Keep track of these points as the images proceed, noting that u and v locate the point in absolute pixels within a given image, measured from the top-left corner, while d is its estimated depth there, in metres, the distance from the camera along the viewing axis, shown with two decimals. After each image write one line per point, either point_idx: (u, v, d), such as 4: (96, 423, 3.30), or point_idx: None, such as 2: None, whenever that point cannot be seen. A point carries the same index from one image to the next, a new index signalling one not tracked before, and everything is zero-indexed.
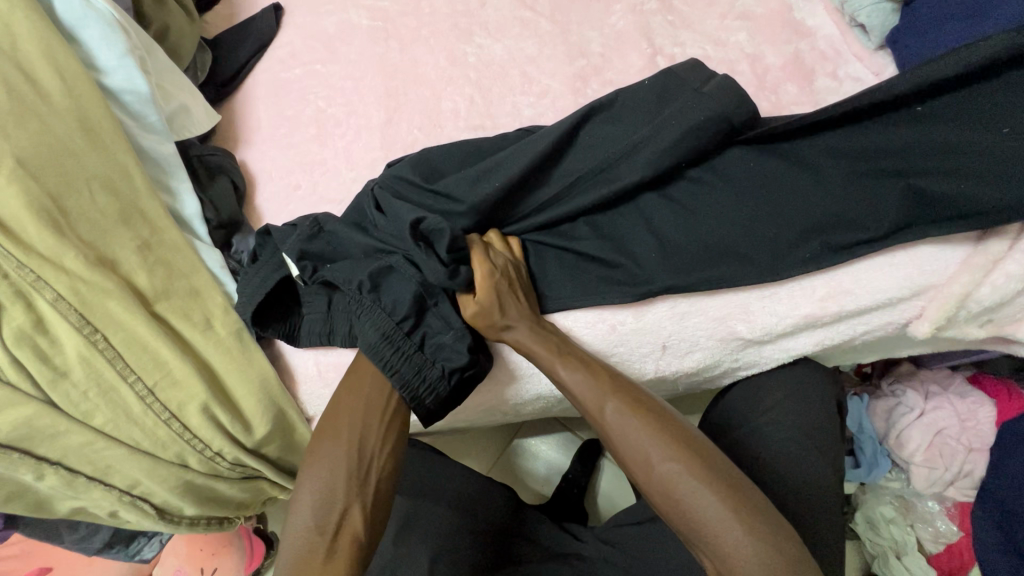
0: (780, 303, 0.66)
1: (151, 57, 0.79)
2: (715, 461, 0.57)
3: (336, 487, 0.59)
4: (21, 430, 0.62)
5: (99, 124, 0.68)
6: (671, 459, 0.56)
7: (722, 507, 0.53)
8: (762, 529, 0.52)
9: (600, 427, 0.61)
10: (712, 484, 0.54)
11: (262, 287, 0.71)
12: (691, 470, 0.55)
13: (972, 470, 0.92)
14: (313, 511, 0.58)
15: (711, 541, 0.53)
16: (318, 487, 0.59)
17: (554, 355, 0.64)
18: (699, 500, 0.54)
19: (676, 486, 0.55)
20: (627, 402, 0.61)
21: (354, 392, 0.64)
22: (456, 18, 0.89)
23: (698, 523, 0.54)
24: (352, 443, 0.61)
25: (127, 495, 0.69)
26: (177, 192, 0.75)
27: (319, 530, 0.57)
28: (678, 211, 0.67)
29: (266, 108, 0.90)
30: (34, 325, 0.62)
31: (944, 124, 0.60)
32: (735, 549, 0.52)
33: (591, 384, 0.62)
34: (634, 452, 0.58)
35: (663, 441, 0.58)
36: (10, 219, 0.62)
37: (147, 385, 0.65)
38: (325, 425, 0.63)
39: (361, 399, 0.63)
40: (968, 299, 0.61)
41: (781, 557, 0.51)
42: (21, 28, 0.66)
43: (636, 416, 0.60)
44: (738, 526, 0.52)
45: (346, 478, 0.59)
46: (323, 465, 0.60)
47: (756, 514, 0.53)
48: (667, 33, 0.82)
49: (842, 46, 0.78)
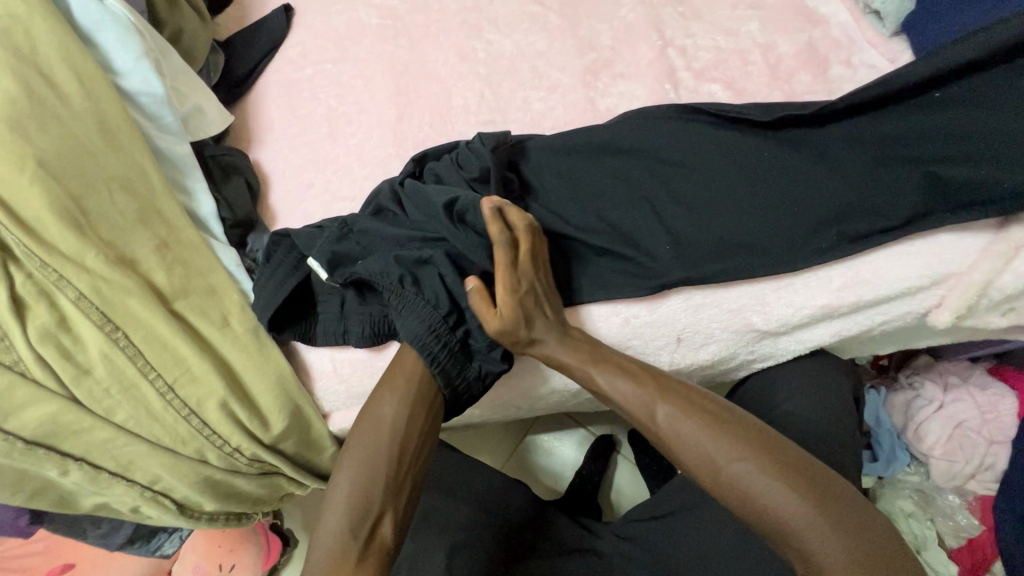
0: (796, 295, 0.65)
1: (166, 59, 0.80)
2: (783, 451, 0.54)
3: (373, 492, 0.59)
4: (45, 426, 0.63)
5: (118, 127, 0.70)
6: (737, 455, 0.54)
7: (801, 501, 0.51)
8: (843, 525, 0.50)
9: (655, 434, 0.59)
10: (783, 476, 0.52)
11: (282, 287, 0.71)
12: (761, 467, 0.53)
13: (993, 463, 0.91)
14: (349, 517, 0.57)
15: (793, 542, 0.51)
16: (352, 492, 0.59)
17: (588, 364, 0.64)
18: (770, 494, 0.52)
19: (744, 486, 0.53)
20: (678, 401, 0.59)
21: (393, 394, 0.63)
22: (466, 14, 0.90)
23: (779, 522, 0.51)
24: (395, 445, 0.61)
25: (148, 491, 0.70)
26: (194, 192, 0.77)
27: (351, 537, 0.57)
28: (692, 205, 0.66)
29: (278, 108, 0.91)
30: (58, 323, 0.63)
31: (963, 109, 0.59)
32: (821, 545, 0.49)
33: (640, 382, 0.61)
34: (695, 453, 0.56)
35: (725, 438, 0.55)
36: (32, 220, 0.63)
37: (167, 382, 0.66)
38: (364, 424, 0.63)
39: (401, 400, 0.63)
40: (989, 287, 0.60)
41: (873, 554, 0.48)
42: (41, 32, 0.67)
43: (692, 413, 0.58)
44: (818, 518, 0.50)
45: (380, 482, 0.59)
46: (358, 468, 0.60)
47: (840, 508, 0.50)
48: (678, 24, 0.81)
49: (855, 33, 0.77)
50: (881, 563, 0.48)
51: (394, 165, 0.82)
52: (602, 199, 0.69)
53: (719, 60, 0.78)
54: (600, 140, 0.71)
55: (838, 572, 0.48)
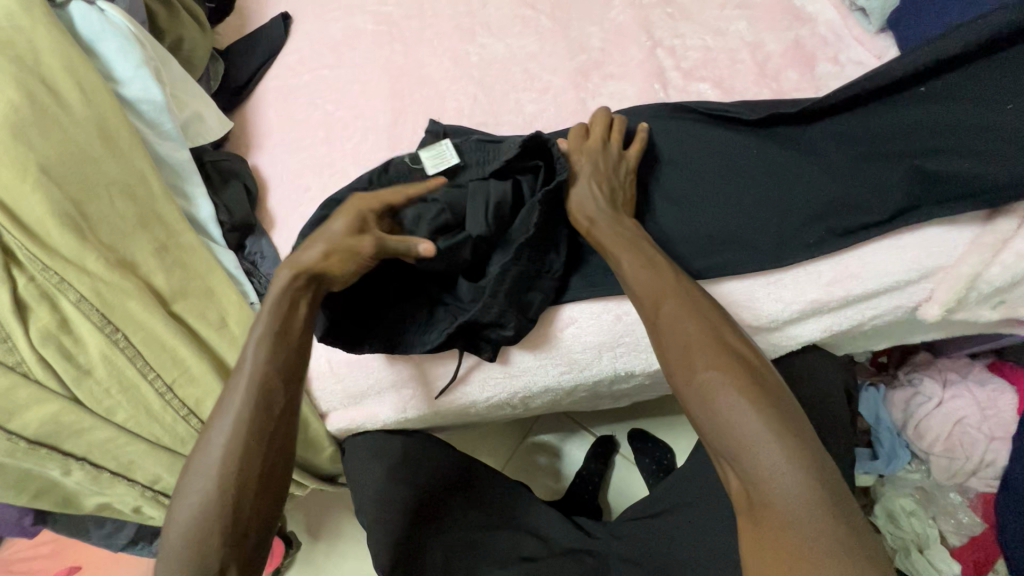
0: (785, 290, 0.65)
1: (166, 67, 0.82)
2: (763, 375, 0.51)
3: (215, 498, 0.49)
4: (47, 426, 0.65)
5: (118, 133, 0.71)
6: (717, 367, 0.51)
7: (762, 425, 0.47)
8: (801, 460, 0.45)
9: (651, 321, 0.57)
10: (756, 401, 0.48)
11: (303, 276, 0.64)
12: (735, 383, 0.50)
13: (994, 459, 0.90)
14: (187, 530, 0.48)
15: (744, 462, 0.47)
16: (192, 501, 0.49)
17: (622, 248, 0.62)
18: (734, 410, 0.48)
19: (715, 395, 0.50)
20: (682, 302, 0.57)
21: (237, 381, 0.54)
22: (459, 19, 0.91)
23: (732, 438, 0.48)
24: (237, 440, 0.51)
25: (149, 490, 0.71)
26: (193, 197, 0.79)
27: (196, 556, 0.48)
28: (682, 203, 0.67)
29: (276, 114, 0.93)
30: (59, 325, 0.65)
31: (947, 103, 0.59)
32: (769, 473, 0.45)
33: (654, 276, 0.59)
34: (678, 351, 0.54)
35: (713, 348, 0.52)
36: (34, 224, 0.65)
37: (166, 382, 0.68)
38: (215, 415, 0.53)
39: (243, 384, 0.53)
40: (977, 280, 0.60)
41: (821, 505, 0.44)
42: (43, 43, 0.69)
43: (691, 319, 0.55)
44: (776, 447, 0.46)
45: (222, 486, 0.50)
46: (199, 469, 0.51)
47: (802, 444, 0.46)
48: (667, 25, 0.82)
49: (842, 31, 0.77)
50: (823, 507, 0.44)
51: None
52: None
53: (707, 59, 0.78)
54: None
55: (780, 506, 0.44)
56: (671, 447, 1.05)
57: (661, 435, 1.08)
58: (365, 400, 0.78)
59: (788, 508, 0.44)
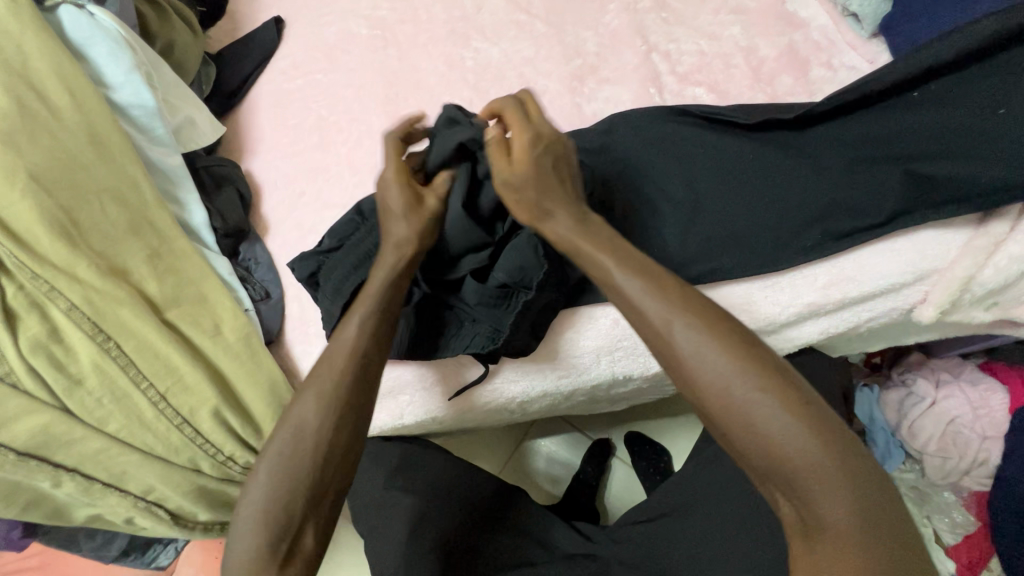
0: (783, 293, 0.65)
1: (158, 72, 0.81)
2: (805, 391, 0.46)
3: (287, 505, 0.52)
4: (37, 437, 0.64)
5: (109, 139, 0.70)
6: (763, 392, 0.46)
7: (820, 456, 0.44)
8: (856, 476, 0.44)
9: (664, 342, 0.49)
10: (809, 427, 0.44)
11: (338, 292, 0.65)
12: (785, 406, 0.45)
13: (987, 458, 0.91)
14: (259, 533, 0.51)
15: (802, 489, 0.44)
16: (261, 504, 0.52)
17: (603, 253, 0.53)
18: (788, 443, 0.44)
19: (765, 425, 0.45)
20: (700, 314, 0.49)
21: (313, 393, 0.55)
22: (454, 24, 0.91)
23: (789, 472, 0.44)
24: (312, 452, 0.53)
25: (142, 501, 0.70)
26: (185, 203, 0.78)
27: (268, 557, 0.51)
28: (680, 207, 0.67)
29: (270, 118, 0.92)
30: (49, 334, 0.64)
31: (940, 107, 0.60)
32: (830, 507, 0.43)
33: (666, 299, 0.50)
34: (712, 378, 0.47)
35: (752, 369, 0.46)
36: (23, 231, 0.64)
37: (159, 391, 0.67)
38: (286, 423, 0.55)
39: (318, 397, 0.55)
40: (971, 282, 0.61)
41: (877, 515, 0.43)
42: (33, 47, 0.69)
43: (716, 339, 0.48)
44: (837, 479, 0.43)
45: (291, 497, 0.52)
46: (267, 476, 0.53)
47: (857, 469, 0.44)
48: (662, 29, 0.82)
49: (834, 36, 0.78)
50: (882, 534, 0.43)
51: None
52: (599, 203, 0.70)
53: (702, 64, 0.79)
54: (586, 144, 0.72)
55: (839, 527, 0.43)
56: (668, 449, 1.06)
57: (658, 437, 1.08)
58: None
59: (851, 542, 0.42)
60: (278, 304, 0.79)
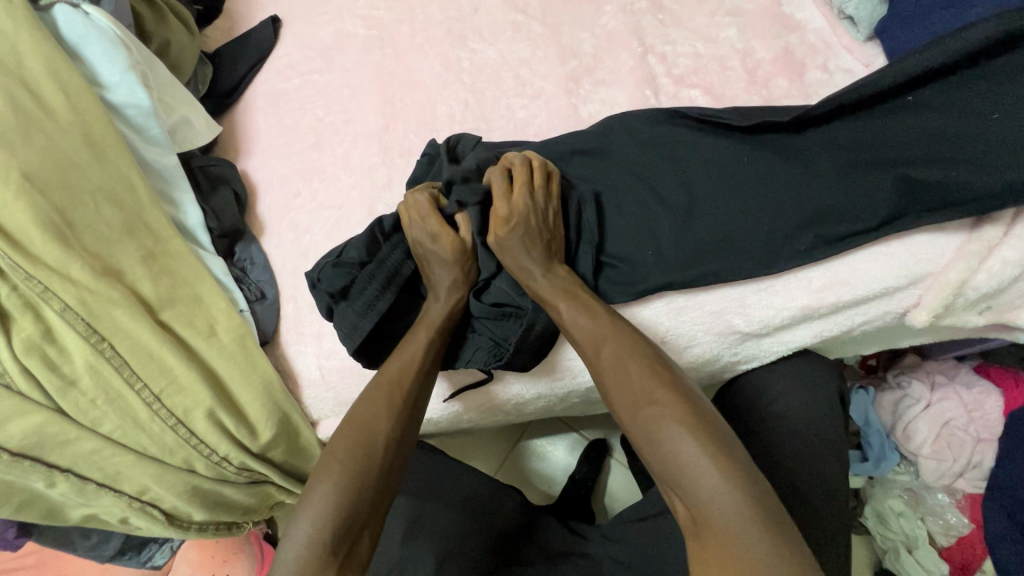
0: (776, 297, 0.66)
1: (153, 71, 0.81)
2: (699, 405, 0.53)
3: (355, 502, 0.55)
4: (31, 438, 0.63)
5: (104, 139, 0.70)
6: (658, 400, 0.53)
7: (700, 454, 0.49)
8: (738, 480, 0.48)
9: (594, 364, 0.59)
10: (695, 432, 0.50)
11: (373, 309, 0.67)
12: (677, 416, 0.52)
13: (982, 460, 0.91)
14: (325, 528, 0.53)
15: (688, 489, 0.49)
16: (331, 498, 0.55)
17: (558, 296, 0.62)
18: (677, 445, 0.50)
19: (657, 429, 0.52)
20: (622, 341, 0.59)
21: (377, 403, 0.61)
22: (450, 24, 0.91)
23: (678, 471, 0.50)
24: (377, 455, 0.58)
25: (136, 501, 0.70)
26: (180, 203, 0.77)
27: (332, 550, 0.53)
28: (675, 211, 0.67)
29: (266, 118, 0.92)
30: (43, 335, 0.64)
31: (934, 111, 0.60)
32: (712, 501, 0.47)
33: (593, 322, 0.60)
34: (620, 390, 0.56)
35: (653, 383, 0.55)
36: (17, 232, 0.64)
37: (153, 392, 0.67)
38: (353, 428, 0.60)
39: (389, 407, 0.61)
40: (965, 286, 0.60)
41: (762, 520, 0.46)
42: (27, 47, 0.68)
43: (629, 357, 0.57)
44: (715, 475, 0.48)
45: (357, 501, 0.55)
46: (336, 472, 0.56)
47: (741, 472, 0.48)
48: (658, 31, 0.82)
49: (831, 39, 0.78)
50: (764, 530, 0.45)
51: (380, 172, 0.83)
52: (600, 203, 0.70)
53: (699, 66, 0.79)
54: (582, 147, 0.72)
55: (720, 524, 0.46)
56: None
57: None
58: None
59: (729, 534, 0.45)
60: (273, 305, 0.79)
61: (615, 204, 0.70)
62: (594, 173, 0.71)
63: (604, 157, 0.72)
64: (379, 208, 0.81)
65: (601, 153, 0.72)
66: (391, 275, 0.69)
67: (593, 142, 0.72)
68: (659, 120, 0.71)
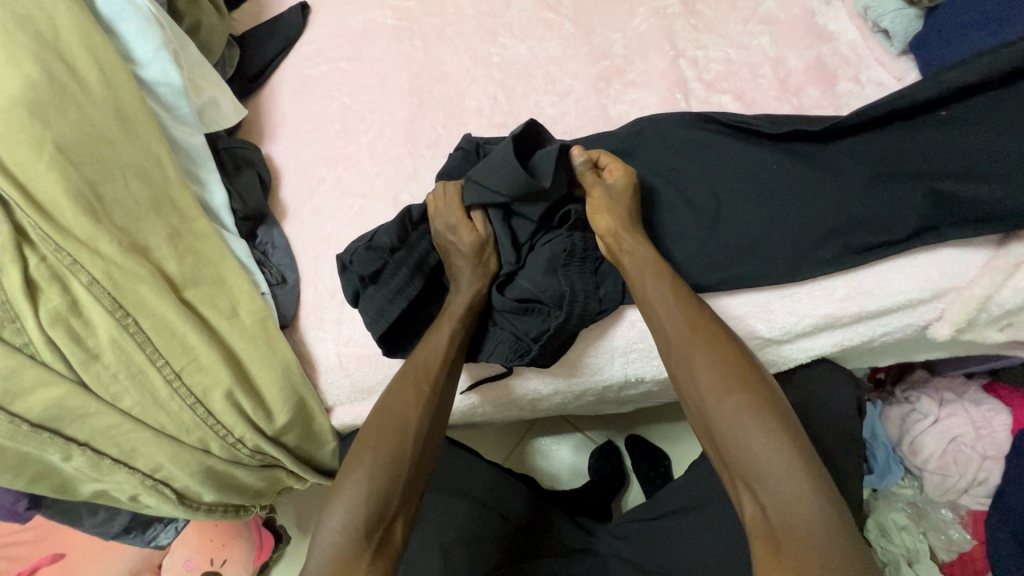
0: (800, 304, 0.66)
1: (184, 51, 0.81)
2: (782, 412, 0.54)
3: (388, 485, 0.57)
4: (50, 410, 0.63)
5: (135, 115, 0.70)
6: (744, 404, 0.54)
7: (787, 461, 0.51)
8: (825, 490, 0.50)
9: (675, 356, 0.60)
10: (782, 440, 0.52)
11: (402, 296, 0.68)
12: (761, 417, 0.53)
13: (986, 477, 0.91)
14: (362, 509, 0.55)
15: (770, 493, 0.51)
16: (366, 482, 0.56)
17: (658, 284, 0.62)
18: (761, 449, 0.52)
19: (743, 435, 0.53)
20: (709, 339, 0.59)
21: (408, 391, 0.62)
22: (481, 19, 0.91)
23: (760, 474, 0.51)
24: (410, 446, 0.59)
25: (150, 478, 0.70)
26: (206, 182, 0.77)
27: (367, 531, 0.55)
28: (703, 215, 0.67)
29: (292, 104, 0.92)
30: (68, 307, 0.64)
31: (965, 128, 0.61)
32: (795, 508, 0.49)
33: (683, 314, 0.60)
34: (704, 387, 0.56)
35: (738, 386, 0.55)
36: (46, 203, 0.64)
37: (174, 370, 0.67)
38: (386, 413, 0.61)
39: (421, 396, 0.61)
40: (989, 301, 0.61)
41: (840, 527, 0.48)
42: (64, 20, 0.68)
43: (720, 355, 0.57)
44: (801, 484, 0.50)
45: (387, 495, 0.56)
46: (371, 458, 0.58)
47: (825, 482, 0.50)
48: (690, 36, 0.82)
49: (863, 51, 0.79)
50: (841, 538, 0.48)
51: (406, 163, 0.83)
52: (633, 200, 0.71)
53: (729, 72, 0.79)
54: (614, 146, 0.73)
55: (802, 531, 0.49)
56: (668, 455, 1.05)
57: (660, 442, 1.08)
58: (373, 396, 0.78)
59: (810, 539, 0.48)
60: (294, 289, 0.79)
61: (651, 205, 0.70)
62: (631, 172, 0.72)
63: (643, 158, 0.72)
64: (403, 197, 0.81)
65: (633, 153, 0.72)
66: (417, 264, 0.70)
67: (629, 144, 0.73)
68: (693, 124, 0.72)
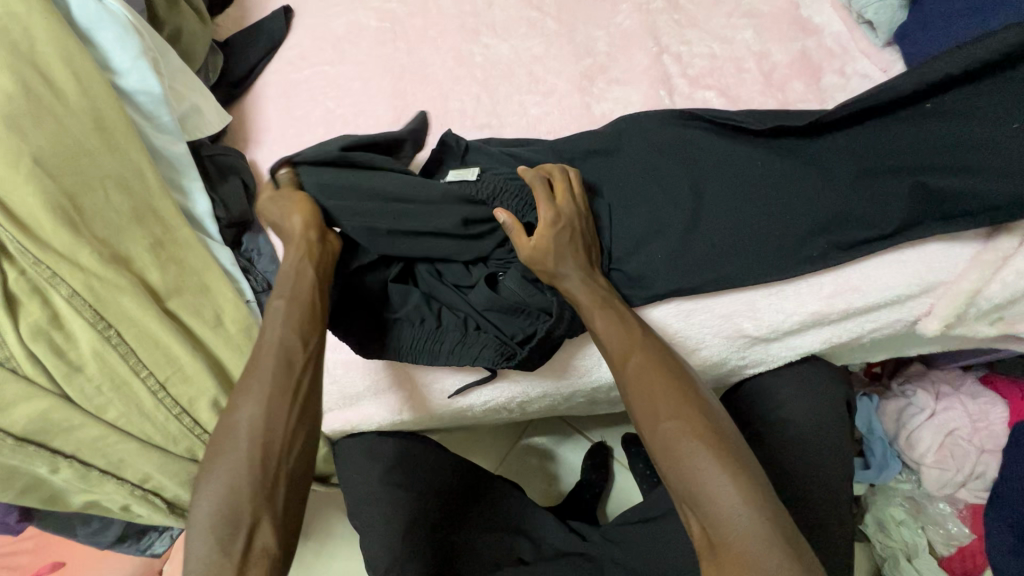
0: (786, 302, 0.65)
1: (164, 58, 0.80)
2: (721, 426, 0.53)
3: (238, 493, 0.48)
4: (35, 423, 0.63)
5: (114, 125, 0.70)
6: (681, 419, 0.53)
7: (723, 476, 0.49)
8: (762, 502, 0.48)
9: (618, 372, 0.58)
10: (719, 455, 0.50)
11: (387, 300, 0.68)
12: (698, 432, 0.52)
13: (984, 471, 0.91)
14: (212, 528, 0.47)
15: (707, 510, 0.48)
16: (215, 498, 0.48)
17: (597, 304, 0.62)
18: (698, 464, 0.50)
19: (681, 449, 0.51)
20: (650, 356, 0.58)
21: (248, 390, 0.53)
22: (464, 19, 0.90)
23: (697, 490, 0.49)
24: (256, 445, 0.50)
25: (138, 489, 0.70)
26: (189, 191, 0.78)
27: (225, 550, 0.46)
28: (687, 214, 0.67)
29: (276, 109, 0.91)
30: (50, 320, 0.64)
31: (951, 121, 0.60)
32: (731, 524, 0.47)
33: (623, 333, 0.60)
34: (643, 403, 0.55)
35: (675, 401, 0.54)
36: (26, 216, 0.63)
37: (158, 380, 0.67)
38: (225, 423, 0.52)
39: (266, 388, 0.53)
40: (977, 296, 0.60)
41: (778, 539, 0.46)
42: (39, 29, 0.68)
43: (660, 372, 0.56)
44: (736, 498, 0.48)
45: (242, 501, 0.48)
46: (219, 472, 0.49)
47: (763, 496, 0.48)
48: (674, 31, 0.81)
49: (848, 43, 0.78)
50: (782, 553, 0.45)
51: None
52: (618, 200, 0.70)
53: (713, 67, 0.78)
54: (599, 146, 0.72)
55: (740, 548, 0.46)
56: None
57: None
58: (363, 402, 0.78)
59: (749, 555, 0.45)
60: None
61: (637, 205, 0.69)
62: (617, 171, 0.71)
63: (629, 157, 0.71)
64: None
65: (619, 153, 0.72)
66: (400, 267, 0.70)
67: (614, 143, 0.72)
68: (679, 122, 0.70)
